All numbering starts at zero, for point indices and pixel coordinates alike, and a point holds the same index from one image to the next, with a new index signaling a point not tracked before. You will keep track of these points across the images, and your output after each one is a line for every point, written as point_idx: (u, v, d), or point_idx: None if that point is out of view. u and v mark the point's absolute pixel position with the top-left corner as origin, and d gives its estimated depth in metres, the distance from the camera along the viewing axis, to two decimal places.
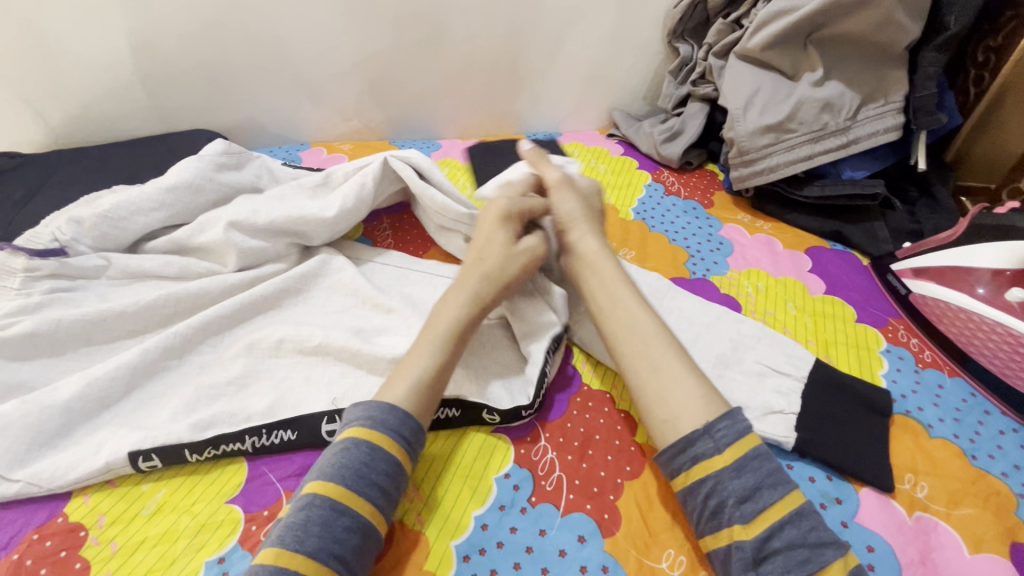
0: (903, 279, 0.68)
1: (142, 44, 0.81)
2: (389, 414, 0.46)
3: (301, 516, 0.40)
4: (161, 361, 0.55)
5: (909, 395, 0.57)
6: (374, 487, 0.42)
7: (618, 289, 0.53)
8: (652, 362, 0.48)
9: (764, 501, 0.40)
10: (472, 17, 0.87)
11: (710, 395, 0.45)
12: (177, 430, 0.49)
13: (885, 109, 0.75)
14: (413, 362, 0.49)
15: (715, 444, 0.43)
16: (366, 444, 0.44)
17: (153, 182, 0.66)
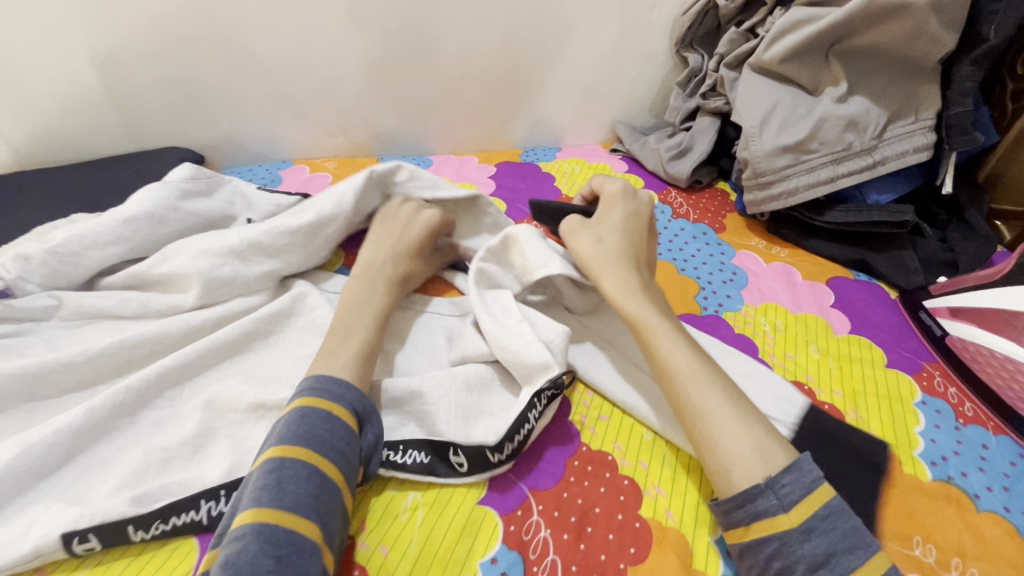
0: (938, 319, 0.62)
1: (108, 58, 0.75)
2: (343, 389, 0.46)
3: (270, 478, 0.38)
4: (110, 421, 0.50)
5: (950, 458, 0.51)
6: (339, 451, 0.42)
7: (651, 328, 0.50)
8: (693, 407, 0.45)
9: (846, 568, 0.37)
10: (464, 27, 0.81)
11: (769, 439, 0.43)
12: (118, 506, 0.44)
13: (915, 127, 0.69)
14: (354, 338, 0.51)
15: (779, 501, 0.40)
16: (324, 411, 0.43)
17: (110, 212, 0.61)
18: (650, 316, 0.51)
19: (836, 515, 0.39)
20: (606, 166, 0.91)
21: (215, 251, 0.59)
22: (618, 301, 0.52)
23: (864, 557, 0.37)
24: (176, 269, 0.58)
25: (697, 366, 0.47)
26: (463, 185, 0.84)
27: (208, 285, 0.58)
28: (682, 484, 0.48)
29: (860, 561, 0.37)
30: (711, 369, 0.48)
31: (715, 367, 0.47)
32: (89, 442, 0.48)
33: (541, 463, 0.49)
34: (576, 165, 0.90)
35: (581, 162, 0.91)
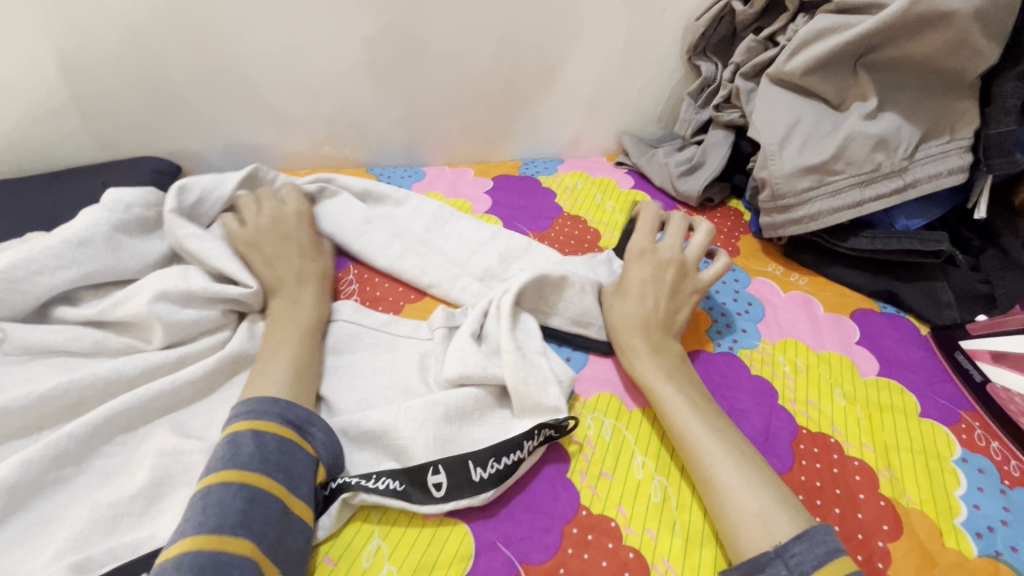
0: (976, 361, 0.57)
1: (73, 61, 0.69)
2: (271, 403, 0.43)
3: (194, 509, 0.36)
4: (52, 473, 0.44)
5: (998, 528, 0.45)
6: (273, 464, 0.40)
7: (661, 393, 0.50)
8: (703, 474, 0.44)
9: None
10: (459, 32, 0.76)
11: (785, 503, 0.41)
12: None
13: (950, 148, 0.63)
14: (282, 352, 0.50)
15: (790, 573, 0.37)
16: (249, 431, 0.41)
17: (57, 232, 0.55)
18: (660, 381, 0.50)
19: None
20: (610, 180, 0.85)
21: (174, 295, 0.54)
22: (633, 366, 0.53)
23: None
24: (133, 312, 0.53)
25: (710, 431, 0.46)
26: (457, 201, 0.78)
27: (171, 329, 0.53)
28: (693, 558, 0.43)
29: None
30: (726, 434, 0.46)
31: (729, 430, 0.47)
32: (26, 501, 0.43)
33: (534, 530, 0.44)
34: (579, 179, 0.85)
35: (584, 175, 0.86)
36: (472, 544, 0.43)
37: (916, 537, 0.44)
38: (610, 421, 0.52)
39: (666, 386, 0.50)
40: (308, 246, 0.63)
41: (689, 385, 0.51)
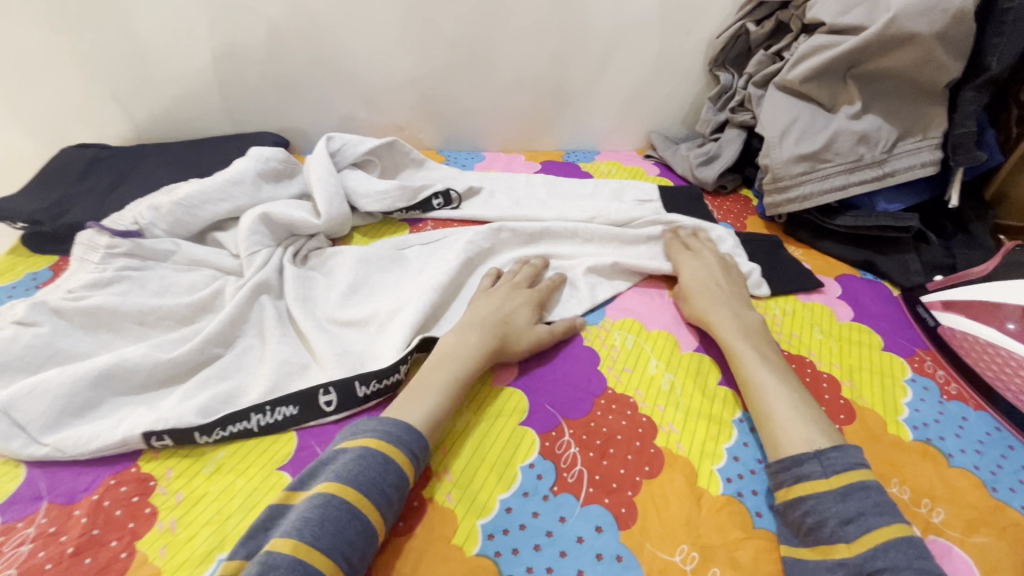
0: (932, 311, 0.70)
1: (222, 54, 0.89)
2: (406, 433, 0.48)
3: (316, 512, 0.41)
4: (212, 348, 0.60)
5: (931, 424, 0.58)
6: (386, 499, 0.44)
7: (739, 351, 0.59)
8: (763, 411, 0.53)
9: (869, 524, 0.43)
10: (522, 41, 0.93)
11: (825, 430, 0.50)
12: (185, 413, 0.53)
13: (922, 144, 0.77)
14: (425, 400, 0.52)
15: (823, 468, 0.47)
16: (381, 455, 0.46)
17: (219, 174, 0.75)
18: (738, 340, 0.60)
19: (873, 490, 0.45)
20: (639, 169, 1.01)
21: (301, 227, 0.74)
22: (716, 329, 0.63)
23: (892, 520, 0.43)
24: (263, 233, 0.71)
25: (778, 381, 0.55)
26: None
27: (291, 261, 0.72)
28: (691, 424, 0.57)
29: (886, 523, 0.43)
30: (792, 386, 0.55)
31: (796, 386, 0.55)
32: (195, 359, 0.58)
33: (571, 398, 0.58)
34: (612, 167, 1.01)
35: (618, 164, 1.02)
36: (527, 403, 0.58)
37: (865, 424, 0.58)
38: (632, 337, 0.67)
39: (743, 344, 0.59)
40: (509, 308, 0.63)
41: (760, 345, 0.60)
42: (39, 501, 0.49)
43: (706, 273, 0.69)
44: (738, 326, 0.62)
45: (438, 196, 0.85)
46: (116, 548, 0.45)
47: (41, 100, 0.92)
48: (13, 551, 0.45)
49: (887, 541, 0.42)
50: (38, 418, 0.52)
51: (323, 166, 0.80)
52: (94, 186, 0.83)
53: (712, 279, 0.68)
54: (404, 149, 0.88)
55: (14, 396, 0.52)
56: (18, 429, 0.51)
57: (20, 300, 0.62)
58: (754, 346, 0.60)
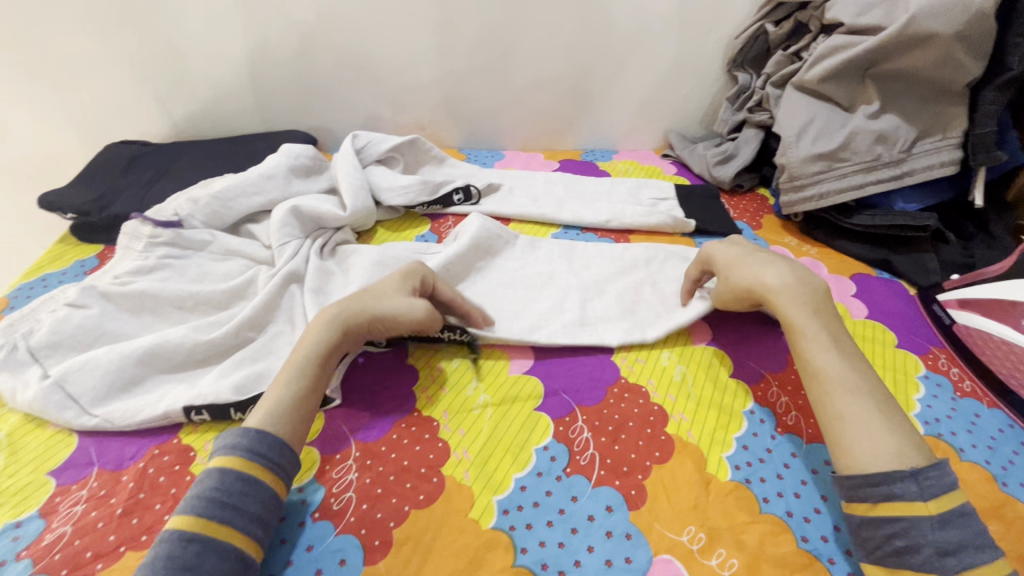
0: (948, 310, 0.70)
1: (256, 56, 0.94)
2: (237, 441, 0.47)
3: (153, 554, 0.41)
4: (246, 332, 0.63)
5: (942, 420, 0.59)
6: (227, 508, 0.43)
7: (807, 335, 0.54)
8: (833, 411, 0.50)
9: (970, 559, 0.41)
10: (542, 42, 0.96)
11: (898, 432, 0.47)
12: (223, 390, 0.56)
13: (942, 144, 0.77)
14: (273, 394, 0.51)
15: (919, 489, 0.44)
16: (217, 471, 0.45)
17: (253, 170, 0.80)
18: (804, 320, 0.55)
19: (972, 517, 0.43)
20: (656, 168, 1.02)
21: (329, 219, 0.78)
22: (778, 307, 0.57)
23: (994, 556, 0.41)
24: (294, 225, 0.75)
25: (849, 372, 0.51)
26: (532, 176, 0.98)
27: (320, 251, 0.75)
28: (702, 413, 0.58)
29: (987, 559, 0.41)
30: (862, 376, 0.51)
31: (870, 377, 0.51)
32: (230, 341, 0.62)
33: (586, 386, 0.60)
34: (630, 165, 1.02)
35: (635, 163, 1.03)
36: (542, 390, 0.60)
37: None
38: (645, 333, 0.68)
39: (813, 325, 0.54)
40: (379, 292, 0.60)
41: (831, 324, 0.55)
42: (89, 467, 0.53)
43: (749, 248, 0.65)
44: (802, 301, 0.56)
45: (459, 191, 0.87)
46: (160, 510, 0.49)
47: (87, 98, 0.98)
48: (68, 510, 0.49)
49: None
50: (90, 391, 0.56)
51: (349, 163, 0.83)
52: (136, 180, 0.88)
53: (758, 254, 0.63)
54: (426, 147, 0.92)
55: (67, 370, 0.57)
56: (71, 400, 0.56)
57: (71, 284, 0.67)
58: (828, 326, 0.55)
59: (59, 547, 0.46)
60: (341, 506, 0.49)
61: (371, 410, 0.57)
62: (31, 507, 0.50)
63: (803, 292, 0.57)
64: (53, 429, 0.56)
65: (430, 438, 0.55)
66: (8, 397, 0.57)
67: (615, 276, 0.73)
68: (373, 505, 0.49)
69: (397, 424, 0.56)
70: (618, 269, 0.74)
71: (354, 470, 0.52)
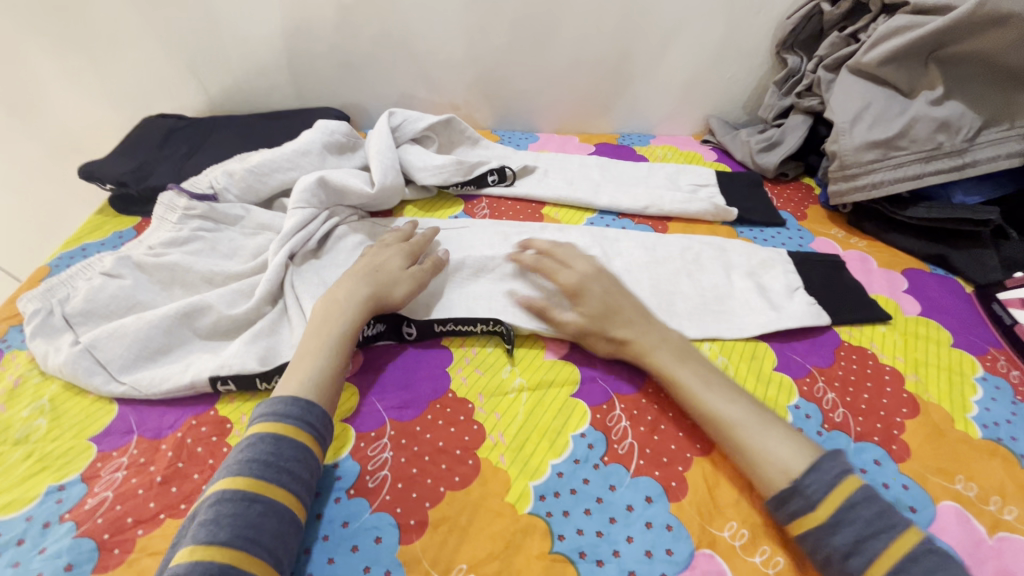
0: (1010, 309, 0.66)
1: (292, 30, 0.93)
2: (292, 407, 0.47)
3: (210, 513, 0.40)
4: (263, 306, 0.63)
5: (1002, 423, 0.56)
6: (283, 474, 0.44)
7: (680, 378, 0.54)
8: (739, 450, 0.49)
9: (871, 551, 0.40)
10: (583, 20, 0.92)
11: (794, 440, 0.48)
12: (248, 361, 0.57)
13: (1009, 134, 0.72)
14: (306, 364, 0.51)
15: (808, 501, 0.44)
16: (271, 436, 0.45)
17: (288, 145, 0.79)
18: (675, 368, 0.54)
19: (860, 505, 0.42)
20: (695, 154, 0.99)
21: (356, 193, 0.77)
22: (649, 358, 0.56)
23: (888, 541, 0.41)
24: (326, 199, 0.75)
25: (732, 406, 0.51)
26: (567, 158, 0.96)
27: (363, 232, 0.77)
28: None
29: (884, 546, 0.40)
30: (741, 407, 0.51)
31: (754, 404, 0.51)
32: (254, 315, 0.62)
33: (625, 375, 0.59)
34: (667, 151, 0.99)
35: (673, 148, 1.00)
36: (579, 376, 0.58)
37: (930, 418, 0.56)
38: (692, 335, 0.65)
39: (681, 370, 0.54)
40: (385, 267, 0.62)
41: (698, 364, 0.55)
42: (129, 434, 0.54)
43: (597, 281, 0.62)
44: (666, 343, 0.57)
45: (494, 172, 0.86)
46: (198, 480, 0.49)
47: (124, 71, 0.98)
48: (110, 476, 0.50)
49: (895, 566, 0.40)
50: (117, 359, 0.57)
51: (383, 142, 0.82)
52: (173, 154, 0.88)
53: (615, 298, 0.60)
54: (461, 126, 0.90)
55: (97, 337, 0.58)
56: (100, 366, 0.57)
57: (108, 253, 0.67)
58: (696, 365, 0.55)
59: (101, 511, 0.47)
60: (376, 484, 0.49)
61: (408, 389, 0.57)
62: (74, 471, 0.50)
63: (660, 334, 0.57)
64: (92, 397, 0.57)
65: (465, 420, 0.54)
66: (43, 362, 0.58)
67: (645, 269, 0.70)
68: (409, 485, 0.48)
69: (432, 405, 0.55)
70: (646, 266, 0.70)
71: (389, 449, 0.51)
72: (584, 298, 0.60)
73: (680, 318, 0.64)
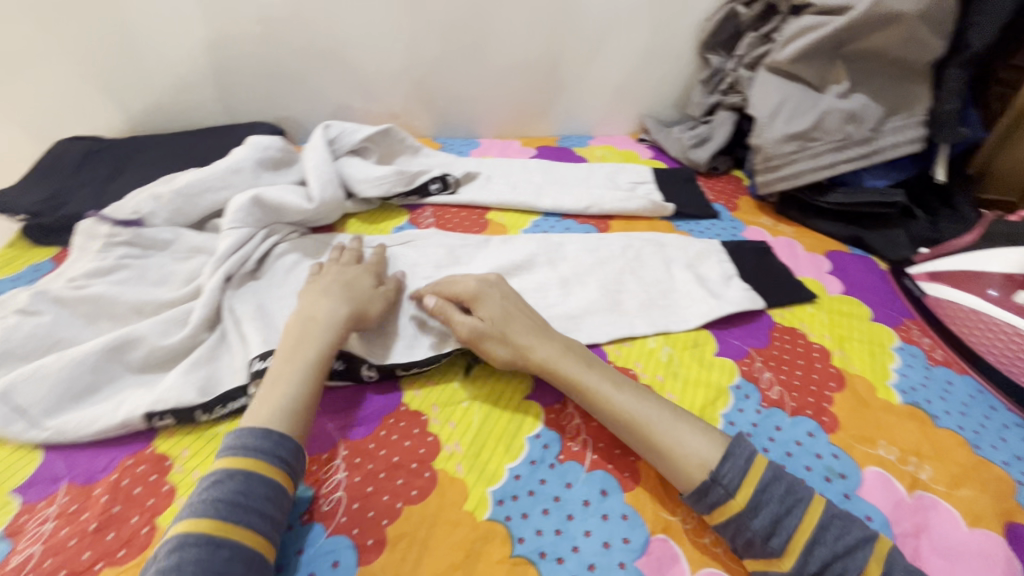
0: (919, 283, 0.72)
1: (216, 44, 0.89)
2: (263, 441, 0.45)
3: (172, 560, 0.38)
4: (202, 334, 0.61)
5: (918, 388, 0.61)
6: (253, 513, 0.42)
7: (588, 385, 0.53)
8: (661, 452, 0.49)
9: (789, 526, 0.44)
10: (514, 25, 0.94)
11: (709, 434, 0.50)
12: (187, 393, 0.54)
13: (908, 122, 0.79)
14: (277, 393, 0.49)
15: (726, 490, 0.46)
16: (240, 473, 0.43)
17: (218, 164, 0.76)
18: (583, 375, 0.54)
19: (771, 486, 0.46)
20: (632, 153, 1.02)
21: (293, 211, 0.74)
22: (557, 371, 0.55)
23: (801, 514, 0.45)
24: (262, 217, 0.72)
25: (643, 407, 0.52)
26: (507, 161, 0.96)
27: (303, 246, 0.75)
28: (691, 392, 0.59)
29: (797, 521, 0.44)
30: (649, 406, 0.52)
31: (664, 402, 0.53)
32: (191, 343, 0.60)
33: None
34: (605, 151, 1.03)
35: (611, 148, 1.04)
36: (531, 380, 0.59)
37: (855, 390, 0.60)
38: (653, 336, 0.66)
39: (587, 377, 0.54)
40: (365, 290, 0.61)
41: (604, 370, 0.55)
42: (58, 481, 0.50)
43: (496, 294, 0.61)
44: (572, 354, 0.56)
45: (436, 181, 0.86)
46: (137, 523, 0.47)
47: (30, 92, 0.91)
48: (36, 529, 0.46)
49: (812, 537, 0.44)
50: (38, 403, 0.52)
51: (318, 156, 0.80)
52: (92, 178, 0.82)
53: (515, 308, 0.60)
54: (400, 135, 0.89)
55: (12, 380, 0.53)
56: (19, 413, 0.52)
57: (23, 289, 0.63)
58: (603, 372, 0.55)
59: (28, 568, 0.44)
60: (331, 507, 0.48)
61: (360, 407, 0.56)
62: None
63: (559, 342, 0.57)
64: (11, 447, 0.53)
65: (420, 433, 0.54)
66: None
67: (590, 269, 0.72)
68: (364, 504, 0.48)
69: (386, 420, 0.55)
70: (591, 267, 0.72)
71: (342, 470, 0.50)
72: (481, 306, 0.60)
73: (627, 314, 0.67)
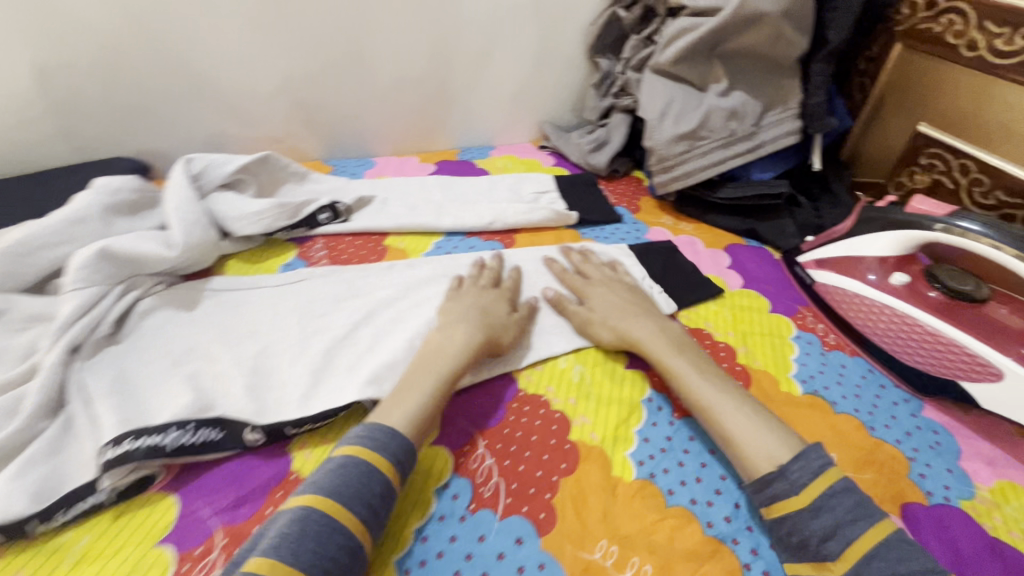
0: (808, 271, 0.75)
1: (45, 73, 0.77)
2: (392, 439, 0.47)
3: (293, 528, 0.40)
4: (39, 423, 0.51)
5: (816, 376, 0.63)
6: (367, 507, 0.43)
7: (674, 368, 0.56)
8: (723, 435, 0.51)
9: (848, 536, 0.42)
10: (395, 35, 0.89)
11: (781, 430, 0.49)
12: (16, 504, 0.45)
13: (784, 116, 0.82)
14: (406, 404, 0.50)
15: (789, 485, 0.45)
16: (365, 463, 0.45)
17: (56, 213, 0.65)
18: (670, 357, 0.58)
19: (840, 494, 0.44)
20: (534, 161, 1.01)
21: (153, 262, 0.65)
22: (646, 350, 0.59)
23: (866, 527, 0.42)
24: (115, 271, 0.63)
25: (717, 393, 0.53)
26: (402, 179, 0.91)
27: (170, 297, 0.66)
28: (603, 412, 0.57)
29: (860, 532, 0.42)
30: (725, 392, 0.54)
31: (738, 390, 0.54)
32: (24, 438, 0.49)
33: (484, 408, 0.57)
34: (507, 161, 1.00)
35: (513, 158, 1.01)
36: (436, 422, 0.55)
37: (760, 386, 0.61)
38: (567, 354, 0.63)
39: (677, 359, 0.57)
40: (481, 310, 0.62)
41: (696, 356, 0.58)
42: None
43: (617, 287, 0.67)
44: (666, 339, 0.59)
45: (325, 210, 0.79)
46: None
47: None
48: None
49: (869, 552, 0.41)
50: None
51: (181, 195, 0.71)
52: None
53: (621, 300, 0.65)
54: (280, 162, 0.82)
55: None
56: None
57: None
58: (691, 357, 0.57)
59: None
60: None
61: (242, 482, 0.50)
62: None
63: (659, 327, 0.61)
64: None
65: None
66: None
67: None
68: None
69: (272, 495, 0.50)
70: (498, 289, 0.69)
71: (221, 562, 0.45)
72: (593, 298, 0.66)
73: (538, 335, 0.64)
